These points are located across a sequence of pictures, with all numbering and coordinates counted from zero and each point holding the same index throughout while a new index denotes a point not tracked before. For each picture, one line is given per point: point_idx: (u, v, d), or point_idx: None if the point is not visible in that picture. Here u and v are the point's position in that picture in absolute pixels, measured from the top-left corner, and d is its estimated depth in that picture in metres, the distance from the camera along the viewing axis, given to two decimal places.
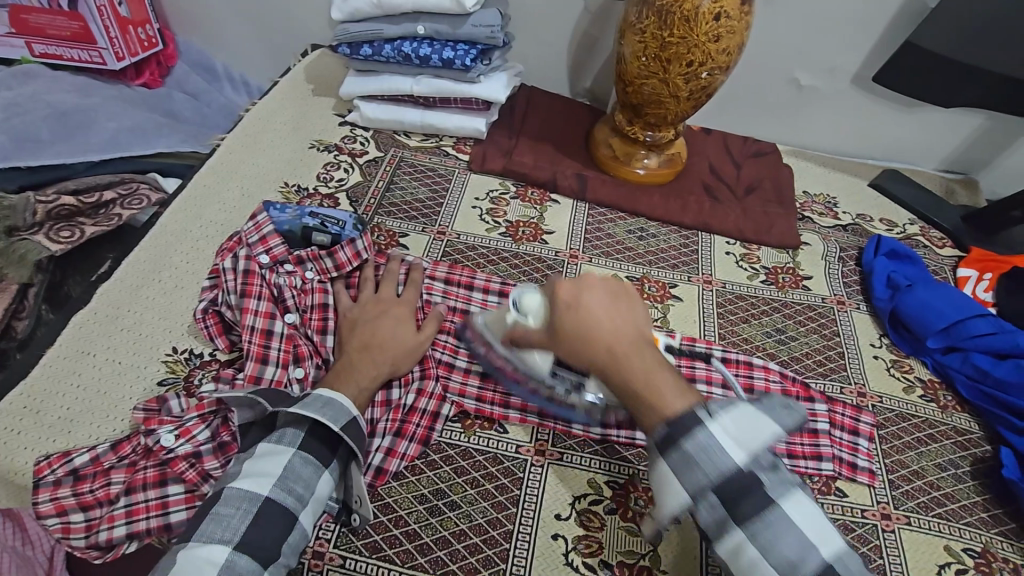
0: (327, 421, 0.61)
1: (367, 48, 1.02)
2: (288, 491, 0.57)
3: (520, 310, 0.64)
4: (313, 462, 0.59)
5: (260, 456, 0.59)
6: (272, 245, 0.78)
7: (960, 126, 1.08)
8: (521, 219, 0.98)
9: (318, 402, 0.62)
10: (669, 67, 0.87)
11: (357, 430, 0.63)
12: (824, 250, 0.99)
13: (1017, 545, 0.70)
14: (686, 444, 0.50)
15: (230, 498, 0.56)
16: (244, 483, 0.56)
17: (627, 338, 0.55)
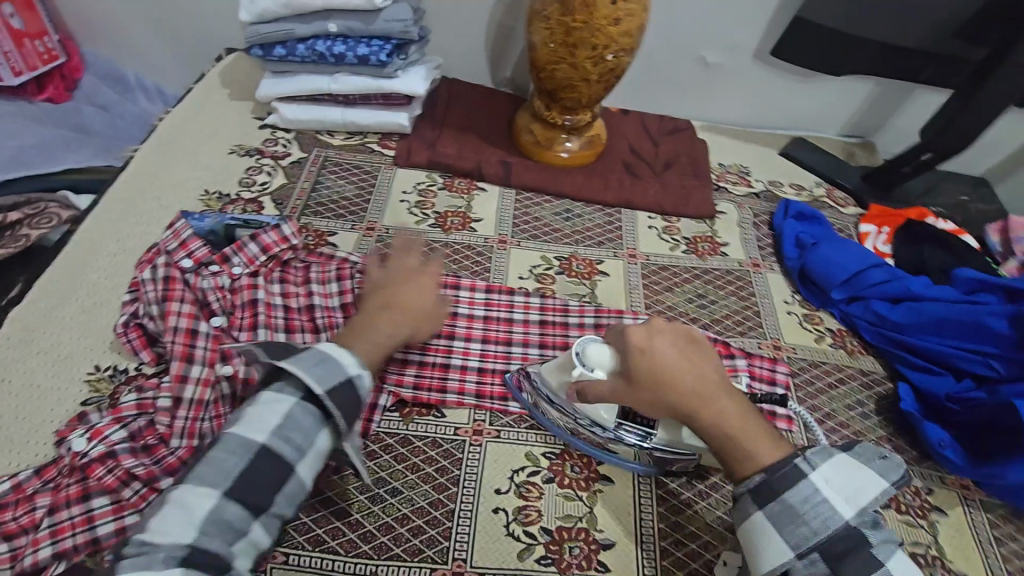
0: (314, 379, 0.57)
1: (280, 49, 1.01)
2: (286, 441, 0.55)
3: (584, 362, 0.64)
4: (314, 414, 0.57)
5: (263, 405, 0.56)
6: (193, 248, 0.78)
7: (854, 93, 1.16)
8: (450, 209, 1.00)
9: (317, 356, 0.59)
10: (576, 51, 0.90)
11: (351, 387, 0.59)
12: (739, 217, 1.05)
13: (917, 470, 0.77)
14: (788, 495, 0.52)
15: (228, 442, 0.53)
16: (242, 430, 0.54)
17: (712, 383, 0.59)
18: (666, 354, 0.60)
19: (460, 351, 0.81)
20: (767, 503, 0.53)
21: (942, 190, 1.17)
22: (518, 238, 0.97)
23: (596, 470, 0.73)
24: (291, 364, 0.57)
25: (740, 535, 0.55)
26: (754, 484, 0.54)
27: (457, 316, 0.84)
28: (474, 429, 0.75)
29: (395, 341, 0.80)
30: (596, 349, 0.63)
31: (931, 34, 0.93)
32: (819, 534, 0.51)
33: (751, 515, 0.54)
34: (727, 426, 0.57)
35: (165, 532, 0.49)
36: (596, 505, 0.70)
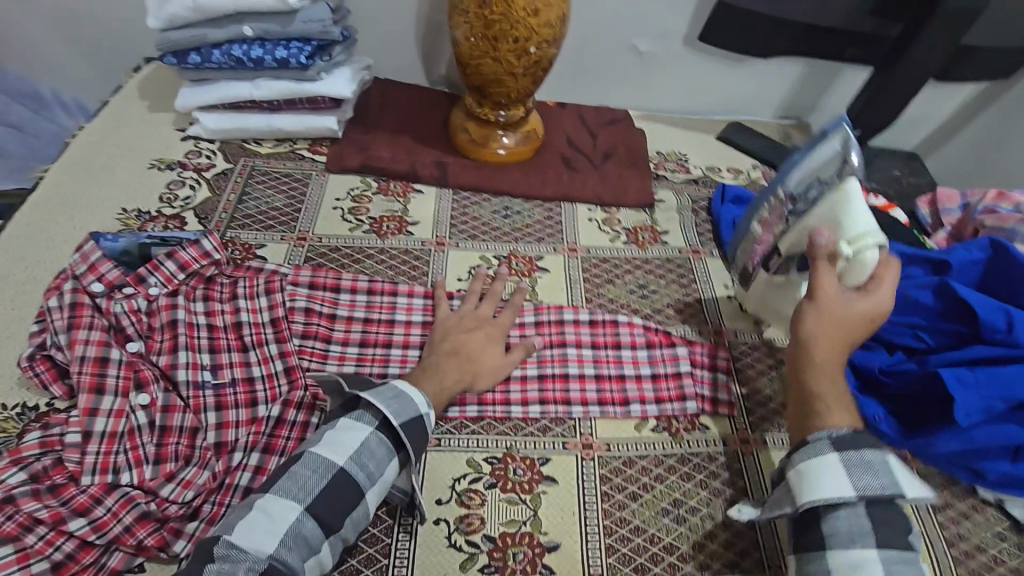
0: (391, 413, 0.64)
1: (195, 56, 0.97)
2: (361, 465, 0.61)
3: (854, 260, 0.72)
4: (386, 443, 0.63)
5: (340, 429, 0.62)
6: (104, 271, 0.73)
7: (785, 74, 1.17)
8: (386, 213, 0.97)
9: (392, 391, 0.66)
10: (498, 45, 0.88)
11: (421, 424, 0.65)
12: (678, 205, 1.05)
13: None
14: (868, 452, 0.57)
15: (308, 461, 0.60)
16: (325, 451, 0.60)
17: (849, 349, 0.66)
18: (858, 303, 0.67)
19: (397, 360, 0.79)
20: (844, 449, 0.58)
21: (876, 166, 1.20)
22: (456, 239, 0.95)
23: (540, 472, 0.72)
24: (371, 395, 0.65)
25: (797, 473, 0.59)
26: (836, 434, 0.59)
27: (395, 324, 0.82)
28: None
29: (329, 354, 0.78)
30: (860, 269, 0.72)
31: (849, 12, 0.95)
32: (885, 490, 0.55)
33: (823, 451, 0.58)
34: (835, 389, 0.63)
35: (246, 542, 0.53)
36: (540, 507, 0.69)
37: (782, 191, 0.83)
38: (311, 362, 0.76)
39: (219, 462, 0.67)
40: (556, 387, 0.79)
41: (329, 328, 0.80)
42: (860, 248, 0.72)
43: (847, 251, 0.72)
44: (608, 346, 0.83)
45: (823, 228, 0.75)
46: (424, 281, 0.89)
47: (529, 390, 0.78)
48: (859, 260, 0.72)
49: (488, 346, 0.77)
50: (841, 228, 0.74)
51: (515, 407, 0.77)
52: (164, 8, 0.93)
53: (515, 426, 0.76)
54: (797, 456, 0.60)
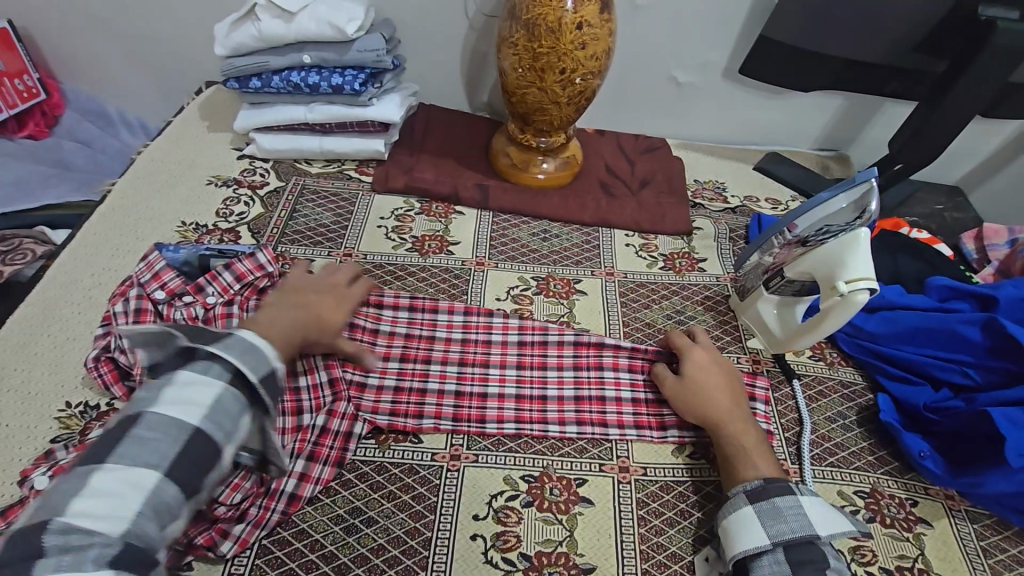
0: (246, 369, 0.57)
1: (256, 81, 1.03)
2: (217, 425, 0.54)
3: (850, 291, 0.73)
4: (241, 399, 0.57)
5: (181, 384, 0.54)
6: (166, 279, 0.77)
7: (825, 107, 1.18)
8: (427, 233, 1.00)
9: (242, 344, 0.59)
10: (544, 76, 0.92)
11: (274, 378, 0.60)
12: (715, 233, 1.05)
13: (901, 482, 0.76)
14: (778, 501, 0.63)
15: (155, 423, 0.52)
16: (171, 411, 0.53)
17: (711, 407, 0.73)
18: (699, 375, 0.76)
19: (437, 375, 0.80)
20: (757, 500, 0.64)
21: (918, 200, 1.19)
22: (495, 260, 0.97)
23: (576, 493, 0.72)
24: (220, 349, 0.57)
25: (726, 527, 0.64)
26: (752, 486, 0.65)
27: (435, 339, 0.84)
28: (450, 454, 0.74)
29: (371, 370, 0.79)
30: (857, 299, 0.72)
31: (893, 47, 0.96)
32: (795, 534, 0.60)
33: (740, 504, 0.64)
34: (735, 430, 0.71)
35: (91, 520, 0.46)
36: (577, 529, 0.69)
37: (787, 229, 0.81)
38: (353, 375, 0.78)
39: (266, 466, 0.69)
40: (592, 409, 0.79)
41: (372, 342, 0.82)
42: (852, 291, 0.72)
43: (842, 291, 0.73)
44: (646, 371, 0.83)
45: (829, 263, 0.75)
46: (464, 300, 0.91)
47: (566, 411, 0.79)
48: (851, 301, 0.73)
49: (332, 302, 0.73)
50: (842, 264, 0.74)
51: (552, 427, 0.77)
52: (231, 37, 1.00)
53: (552, 445, 0.76)
54: (723, 510, 0.66)
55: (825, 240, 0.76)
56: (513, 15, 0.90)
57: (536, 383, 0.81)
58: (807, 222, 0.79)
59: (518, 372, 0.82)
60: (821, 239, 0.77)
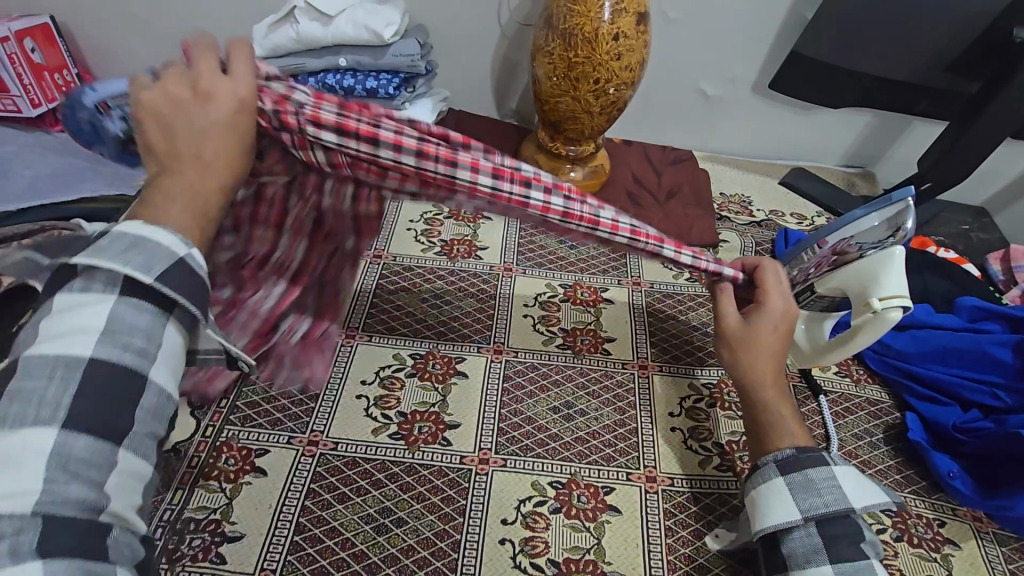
0: (141, 270, 0.41)
1: (291, 82, 1.05)
2: (121, 347, 0.40)
3: (884, 306, 0.73)
4: (151, 309, 0.43)
5: (65, 311, 0.40)
6: None
7: (852, 124, 1.18)
8: (456, 237, 1.01)
9: (121, 242, 0.42)
10: (579, 85, 0.93)
11: (188, 270, 0.44)
12: (741, 246, 1.05)
13: (928, 501, 0.76)
14: (812, 473, 0.61)
15: (33, 366, 0.38)
16: (51, 346, 0.39)
17: (765, 364, 0.68)
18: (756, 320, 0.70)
19: (466, 172, 0.56)
20: (789, 472, 0.61)
21: (943, 220, 1.19)
22: (522, 266, 0.98)
23: (604, 501, 0.72)
24: (91, 255, 0.41)
25: (758, 499, 0.62)
26: (781, 456, 0.63)
27: (457, 168, 0.56)
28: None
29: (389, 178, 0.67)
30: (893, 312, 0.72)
31: (925, 68, 0.96)
32: (829, 509, 0.59)
33: (770, 477, 0.62)
34: (771, 392, 0.67)
35: None
36: (604, 536, 0.69)
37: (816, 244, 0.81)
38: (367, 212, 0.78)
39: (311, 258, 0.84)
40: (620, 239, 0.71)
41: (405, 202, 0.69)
42: (888, 308, 0.72)
43: (876, 307, 0.73)
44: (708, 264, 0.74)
45: (861, 281, 0.75)
46: (492, 305, 0.92)
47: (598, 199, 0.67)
48: (884, 318, 0.73)
49: (218, 103, 0.50)
50: (875, 282, 0.74)
51: None
52: (269, 37, 1.02)
53: (580, 452, 0.76)
54: (752, 481, 0.64)
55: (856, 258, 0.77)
56: (550, 25, 0.91)
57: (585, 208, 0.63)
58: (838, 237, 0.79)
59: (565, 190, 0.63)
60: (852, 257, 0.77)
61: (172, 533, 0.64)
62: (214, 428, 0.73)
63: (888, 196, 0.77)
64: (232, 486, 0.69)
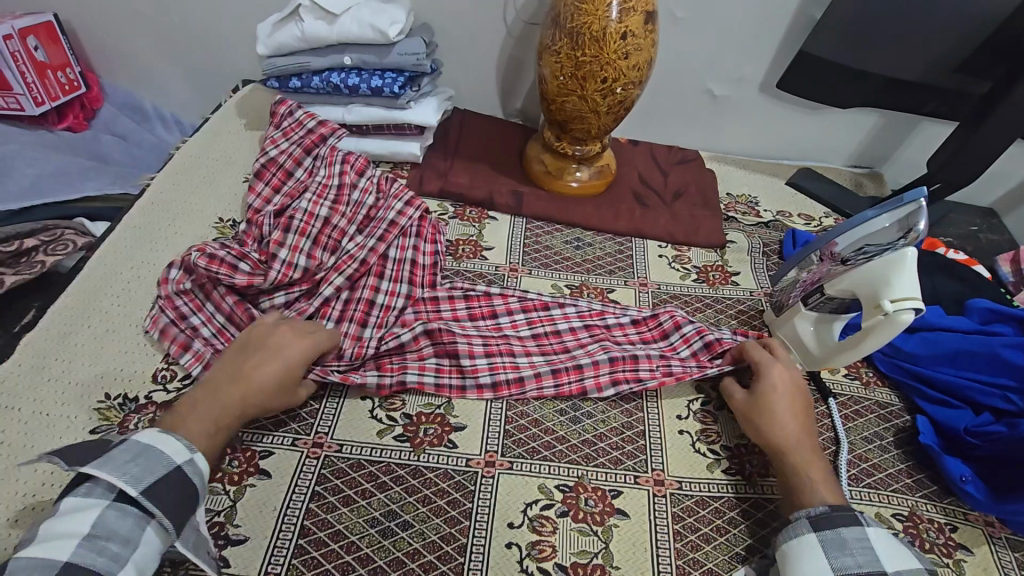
0: (128, 481, 0.54)
1: (296, 81, 1.04)
2: (104, 544, 0.52)
3: (898, 308, 0.72)
4: (133, 513, 0.54)
5: (64, 515, 0.52)
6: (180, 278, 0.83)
7: (861, 124, 1.17)
8: (461, 237, 1.00)
9: (130, 452, 0.57)
10: (586, 84, 0.92)
11: (175, 478, 0.57)
12: (748, 247, 1.05)
13: (939, 506, 0.75)
14: (845, 533, 0.61)
15: (21, 566, 0.49)
16: (40, 550, 0.50)
17: (788, 430, 0.72)
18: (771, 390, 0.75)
19: (471, 371, 0.80)
20: (820, 529, 0.62)
21: (952, 221, 1.18)
22: (528, 267, 0.97)
23: (611, 504, 0.71)
24: (94, 468, 0.55)
25: (787, 557, 0.61)
26: (812, 513, 0.63)
27: (465, 371, 0.80)
28: (430, 223, 0.94)
29: (392, 309, 0.86)
30: (907, 313, 0.72)
31: (936, 67, 0.95)
32: (861, 569, 0.58)
33: (801, 531, 0.62)
34: (800, 459, 0.69)
35: None
36: (612, 541, 0.68)
37: (827, 247, 0.80)
38: (354, 266, 0.87)
39: (300, 255, 0.85)
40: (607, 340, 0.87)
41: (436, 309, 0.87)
42: (899, 310, 0.72)
43: (887, 310, 0.72)
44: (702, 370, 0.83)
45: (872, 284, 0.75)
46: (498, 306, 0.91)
47: (572, 322, 0.89)
48: (896, 321, 0.72)
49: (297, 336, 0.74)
50: (888, 284, 0.73)
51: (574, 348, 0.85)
52: (274, 36, 1.01)
53: (587, 455, 0.76)
54: (781, 535, 0.64)
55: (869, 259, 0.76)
56: (558, 24, 0.90)
57: (567, 359, 0.83)
58: (849, 239, 0.78)
59: (527, 316, 0.90)
60: (863, 259, 0.76)
61: None
62: None
63: (899, 197, 0.75)
64: (235, 488, 0.68)
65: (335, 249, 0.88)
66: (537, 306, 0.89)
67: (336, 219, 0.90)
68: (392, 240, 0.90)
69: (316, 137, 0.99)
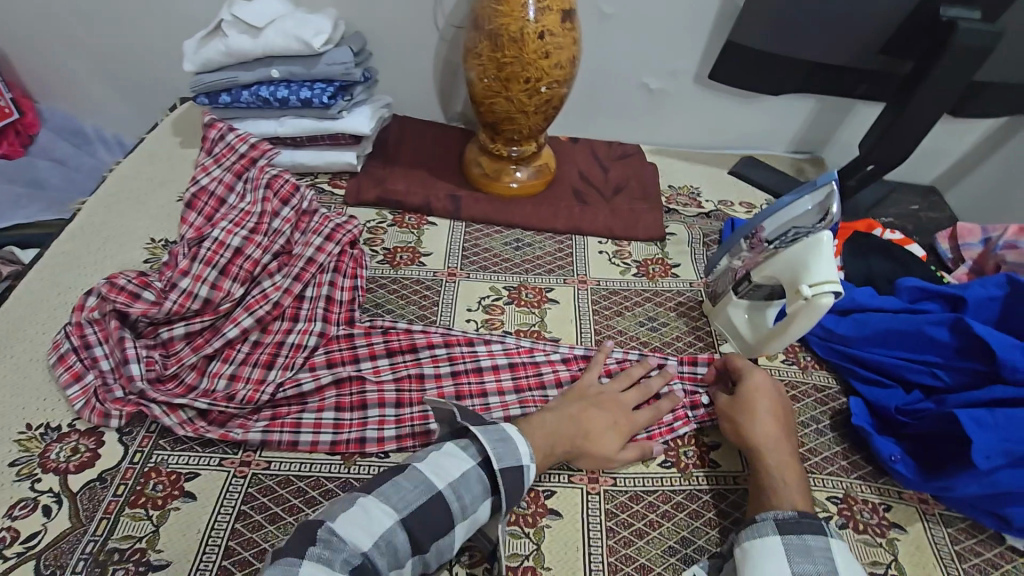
0: (493, 454, 0.62)
1: (225, 96, 1.03)
2: (457, 495, 0.59)
3: (816, 291, 0.72)
4: (484, 481, 0.61)
5: (444, 454, 0.62)
6: (84, 301, 0.79)
7: (797, 110, 1.18)
8: (399, 244, 1.00)
9: (499, 433, 0.64)
10: (510, 85, 0.92)
11: (518, 474, 0.63)
12: (688, 237, 1.05)
13: (874, 486, 0.75)
14: (810, 539, 0.60)
15: (412, 474, 0.60)
16: (428, 469, 0.60)
17: (774, 432, 0.71)
18: (756, 385, 0.75)
19: (374, 423, 0.76)
20: (786, 533, 0.61)
21: (894, 200, 1.19)
22: (467, 270, 0.97)
23: (544, 505, 0.71)
24: (479, 431, 0.64)
25: (747, 556, 0.61)
26: (781, 516, 0.63)
27: (367, 422, 0.76)
28: (350, 257, 0.92)
29: (302, 348, 0.81)
30: (828, 297, 0.71)
31: (859, 51, 0.96)
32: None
33: (767, 532, 0.62)
34: (778, 462, 0.69)
35: (346, 532, 0.54)
36: (543, 542, 0.68)
37: (756, 231, 0.82)
38: (266, 308, 0.83)
39: (203, 285, 0.83)
40: (526, 368, 0.83)
41: (351, 349, 0.83)
42: (818, 294, 0.72)
43: (806, 295, 0.72)
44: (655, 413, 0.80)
45: (792, 271, 0.75)
46: (435, 312, 0.90)
47: (497, 360, 0.83)
48: (816, 305, 0.72)
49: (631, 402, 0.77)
50: (808, 267, 0.73)
51: (482, 360, 0.83)
52: (199, 53, 1.00)
53: None
54: (745, 533, 0.63)
55: (791, 241, 0.76)
56: (478, 26, 0.90)
57: (478, 407, 0.79)
58: (775, 223, 0.80)
59: (449, 351, 0.84)
60: (786, 243, 0.77)
61: (94, 565, 0.62)
62: (142, 454, 0.72)
63: (814, 181, 0.78)
64: (159, 512, 0.67)
65: (247, 281, 0.85)
66: (460, 340, 0.84)
67: (251, 249, 0.87)
68: (308, 278, 0.87)
69: (247, 160, 0.98)
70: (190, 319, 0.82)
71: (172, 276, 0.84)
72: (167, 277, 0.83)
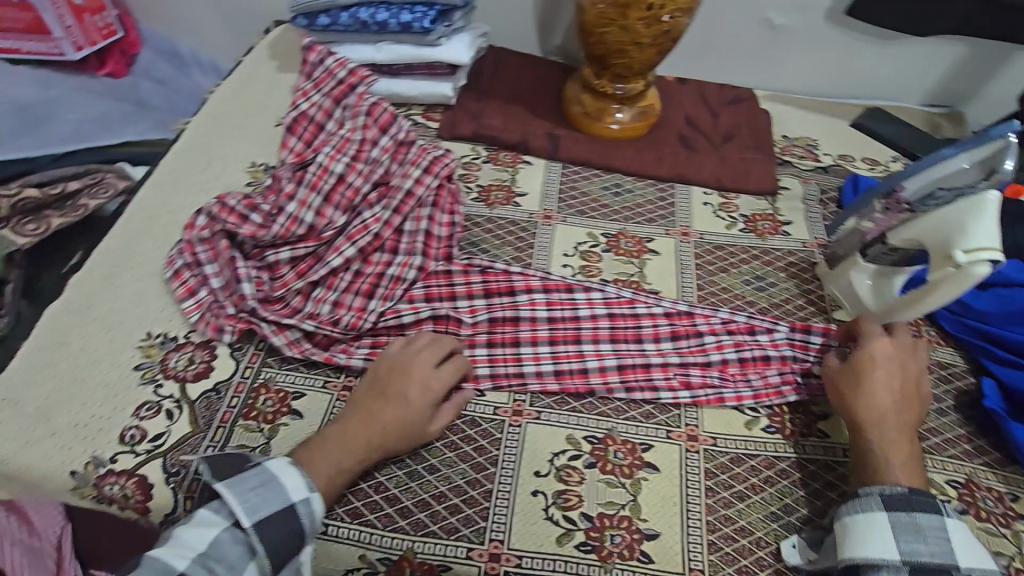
0: (241, 512, 0.56)
1: (324, 18, 1.00)
2: (209, 568, 0.54)
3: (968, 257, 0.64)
4: (243, 541, 0.56)
5: (188, 529, 0.56)
6: (196, 220, 0.81)
7: (941, 56, 1.05)
8: (494, 182, 0.97)
9: (257, 479, 0.58)
10: (627, 12, 0.84)
11: (286, 523, 0.57)
12: (803, 193, 0.97)
13: (1001, 474, 0.70)
14: (918, 517, 0.57)
15: (149, 565, 0.52)
16: (165, 553, 0.53)
17: (885, 403, 0.65)
18: (870, 351, 0.69)
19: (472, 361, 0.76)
20: (892, 509, 0.58)
21: None
22: (564, 214, 0.93)
23: (641, 457, 0.70)
24: (225, 489, 0.57)
25: (847, 531, 0.58)
26: (889, 491, 0.59)
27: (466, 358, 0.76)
28: (448, 192, 0.89)
29: (402, 281, 0.81)
30: (982, 266, 0.64)
31: None
32: (935, 559, 0.56)
33: (871, 507, 0.58)
34: (883, 436, 0.64)
35: None
36: (640, 493, 0.67)
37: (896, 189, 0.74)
38: (367, 239, 0.83)
39: (308, 211, 0.83)
40: (625, 318, 0.80)
41: (450, 286, 0.82)
42: (971, 262, 0.64)
43: (959, 261, 0.65)
44: (763, 377, 0.76)
45: (940, 234, 0.68)
46: (530, 255, 0.88)
47: (596, 308, 0.80)
48: (968, 274, 0.65)
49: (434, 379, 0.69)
50: (963, 229, 0.66)
51: (581, 308, 0.80)
52: None
53: (617, 408, 0.74)
54: (844, 506, 0.60)
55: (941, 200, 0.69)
56: None
57: (574, 354, 0.77)
58: (920, 181, 0.72)
59: (548, 297, 0.81)
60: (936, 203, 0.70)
61: None
62: (252, 370, 0.74)
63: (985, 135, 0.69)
64: (269, 425, 0.70)
65: (348, 211, 0.85)
66: (560, 286, 0.81)
67: (352, 177, 0.87)
68: (407, 212, 0.86)
69: (346, 87, 0.95)
70: (293, 244, 0.83)
71: (278, 200, 0.84)
72: (272, 201, 0.84)
